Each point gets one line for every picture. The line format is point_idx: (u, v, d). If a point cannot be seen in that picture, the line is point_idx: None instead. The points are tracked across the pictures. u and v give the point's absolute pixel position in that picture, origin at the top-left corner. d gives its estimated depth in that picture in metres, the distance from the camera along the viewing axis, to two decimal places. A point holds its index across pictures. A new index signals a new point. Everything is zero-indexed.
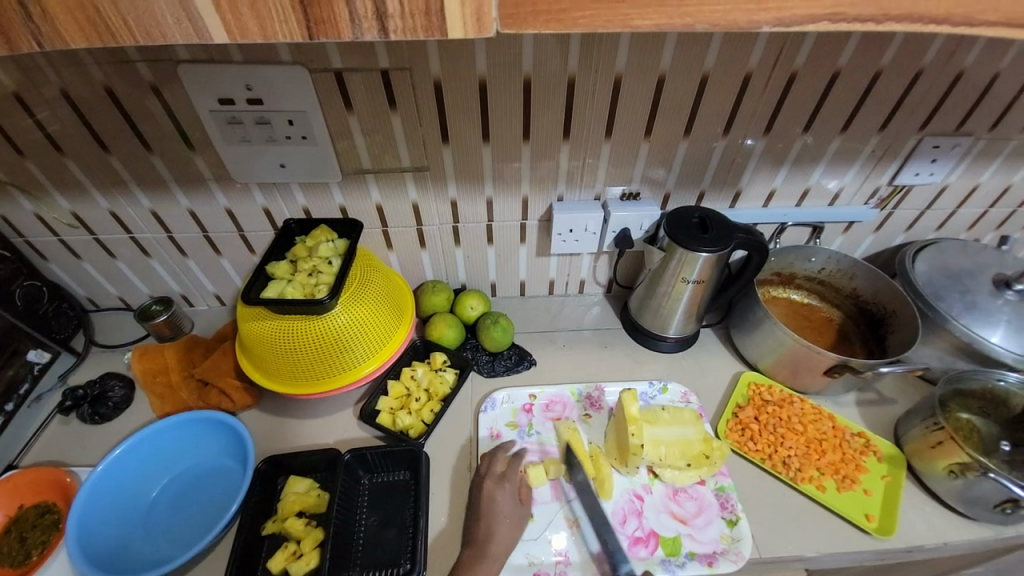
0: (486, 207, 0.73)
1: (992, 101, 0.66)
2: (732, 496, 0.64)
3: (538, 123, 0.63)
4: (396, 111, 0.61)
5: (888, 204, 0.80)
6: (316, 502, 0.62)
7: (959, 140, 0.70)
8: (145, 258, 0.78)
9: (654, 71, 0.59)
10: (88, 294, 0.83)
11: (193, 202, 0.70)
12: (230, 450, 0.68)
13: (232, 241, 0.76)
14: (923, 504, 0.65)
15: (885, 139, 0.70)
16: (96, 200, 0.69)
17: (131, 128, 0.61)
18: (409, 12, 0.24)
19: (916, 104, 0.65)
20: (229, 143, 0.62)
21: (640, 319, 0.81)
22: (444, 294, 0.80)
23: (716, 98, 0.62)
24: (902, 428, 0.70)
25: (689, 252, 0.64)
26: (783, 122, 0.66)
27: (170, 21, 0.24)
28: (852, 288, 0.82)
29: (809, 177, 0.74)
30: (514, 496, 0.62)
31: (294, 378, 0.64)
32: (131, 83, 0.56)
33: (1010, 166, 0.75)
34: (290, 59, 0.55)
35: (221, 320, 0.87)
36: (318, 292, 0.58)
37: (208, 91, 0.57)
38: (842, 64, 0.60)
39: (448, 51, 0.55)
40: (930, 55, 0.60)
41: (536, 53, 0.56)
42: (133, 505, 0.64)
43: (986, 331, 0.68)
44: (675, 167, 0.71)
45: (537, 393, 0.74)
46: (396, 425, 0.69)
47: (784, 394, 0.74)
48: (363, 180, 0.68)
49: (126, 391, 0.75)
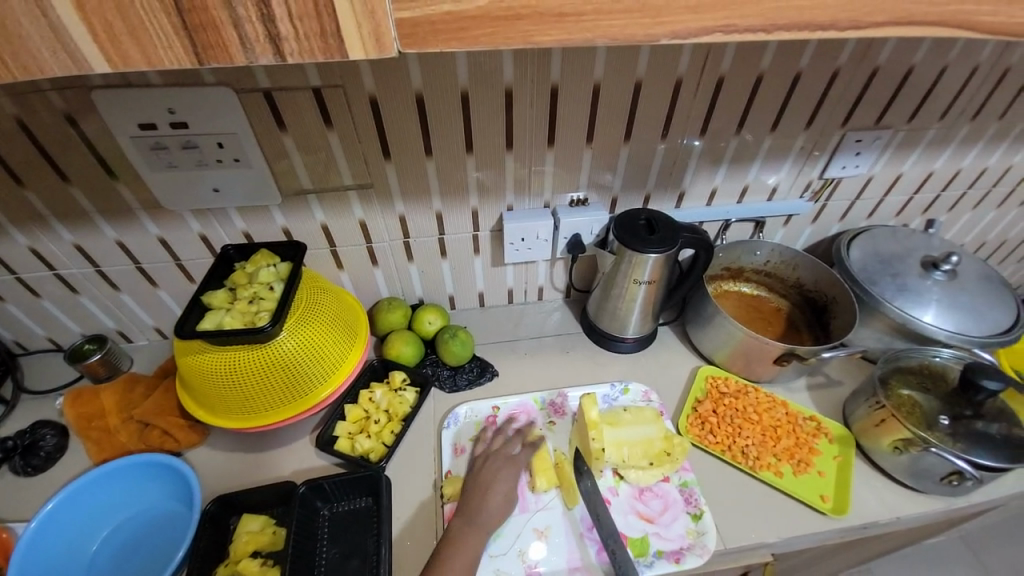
0: (436, 220, 0.73)
1: (904, 96, 0.71)
2: (695, 491, 0.65)
3: (480, 134, 0.63)
4: (332, 129, 0.59)
5: (821, 196, 0.84)
6: (271, 539, 0.60)
7: (879, 133, 0.75)
8: (72, 295, 0.73)
9: (589, 80, 0.60)
10: (13, 337, 0.77)
11: (122, 233, 0.66)
12: (177, 492, 0.64)
13: (169, 271, 0.72)
14: (874, 480, 0.68)
15: (813, 135, 0.73)
16: (12, 236, 0.64)
17: (46, 159, 0.57)
18: (304, 35, 0.23)
19: (836, 101, 0.69)
20: (155, 169, 0.59)
21: (598, 322, 0.82)
22: (401, 310, 0.78)
23: (652, 103, 0.64)
24: (849, 409, 0.73)
25: (638, 253, 0.65)
26: (717, 123, 0.68)
27: (47, 54, 0.22)
28: (796, 277, 0.85)
29: (746, 174, 0.77)
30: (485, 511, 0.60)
31: (242, 410, 0.61)
32: (40, 112, 0.53)
33: (926, 155, 0.81)
34: (215, 80, 0.53)
35: (164, 354, 0.82)
36: (259, 320, 0.56)
37: (127, 118, 0.54)
38: (765, 67, 0.63)
39: (381, 68, 0.54)
40: (844, 55, 0.64)
41: (470, 66, 0.56)
42: (71, 563, 0.59)
43: (918, 311, 0.72)
44: (620, 170, 0.72)
45: (500, 404, 0.74)
46: (355, 451, 0.67)
47: (740, 385, 0.76)
48: (305, 201, 0.66)
49: (59, 439, 0.69)
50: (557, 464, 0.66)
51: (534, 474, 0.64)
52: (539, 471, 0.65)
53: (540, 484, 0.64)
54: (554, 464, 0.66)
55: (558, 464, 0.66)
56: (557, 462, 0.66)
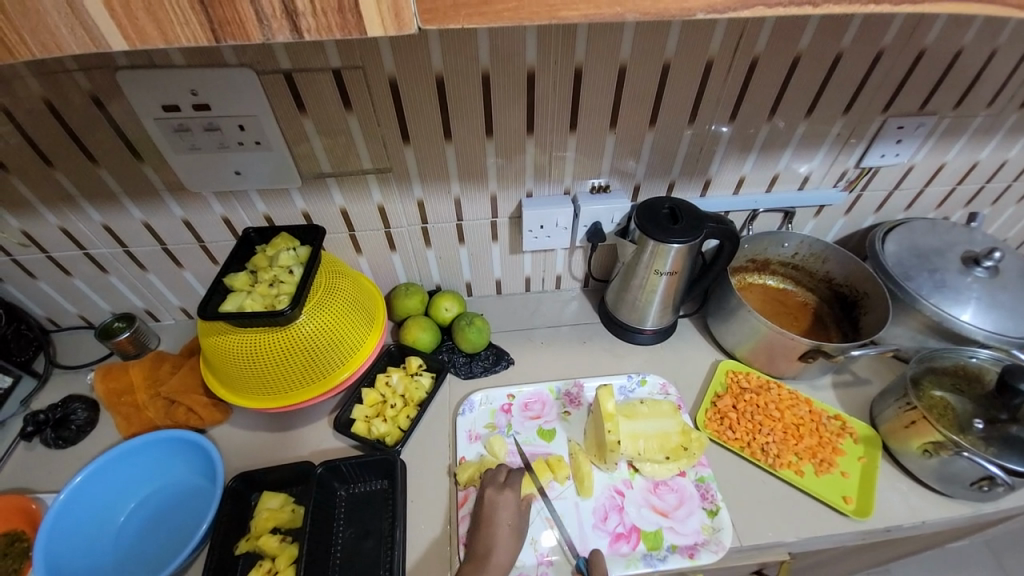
0: (455, 206, 0.72)
1: (952, 80, 0.66)
2: (712, 487, 0.64)
3: (501, 119, 0.62)
4: (351, 111, 0.59)
5: (857, 186, 0.80)
6: (290, 517, 0.61)
7: (923, 120, 0.71)
8: (102, 274, 0.75)
9: (615, 61, 0.58)
10: (47, 313, 0.80)
11: (148, 215, 0.68)
12: (200, 467, 0.66)
13: (193, 252, 0.74)
14: (900, 483, 0.65)
15: (850, 121, 0.69)
16: (44, 216, 0.66)
17: (74, 140, 0.58)
18: (321, 10, 0.23)
19: (878, 85, 0.65)
20: (179, 152, 0.60)
21: (616, 312, 0.80)
22: (418, 296, 0.78)
23: (679, 86, 0.61)
24: (877, 409, 0.70)
25: (661, 243, 0.63)
26: (749, 107, 0.65)
27: (65, 31, 0.22)
28: (825, 271, 0.82)
29: (776, 163, 0.74)
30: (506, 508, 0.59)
31: (262, 392, 0.63)
32: (69, 93, 0.53)
33: (973, 143, 0.76)
34: (236, 61, 0.53)
35: (189, 333, 0.84)
36: (279, 303, 0.57)
37: (151, 98, 0.54)
38: (803, 47, 0.59)
39: (402, 48, 0.53)
40: (890, 35, 0.60)
41: (492, 47, 0.54)
42: (101, 532, 0.62)
43: (956, 309, 0.69)
44: (644, 157, 0.70)
45: (515, 392, 0.73)
46: (371, 434, 0.67)
47: (762, 380, 0.74)
48: (325, 184, 0.67)
49: (90, 414, 0.72)
50: (527, 466, 0.65)
51: (523, 489, 0.62)
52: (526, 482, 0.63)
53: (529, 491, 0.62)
54: (542, 458, 0.66)
55: (527, 466, 0.65)
56: (524, 465, 0.65)
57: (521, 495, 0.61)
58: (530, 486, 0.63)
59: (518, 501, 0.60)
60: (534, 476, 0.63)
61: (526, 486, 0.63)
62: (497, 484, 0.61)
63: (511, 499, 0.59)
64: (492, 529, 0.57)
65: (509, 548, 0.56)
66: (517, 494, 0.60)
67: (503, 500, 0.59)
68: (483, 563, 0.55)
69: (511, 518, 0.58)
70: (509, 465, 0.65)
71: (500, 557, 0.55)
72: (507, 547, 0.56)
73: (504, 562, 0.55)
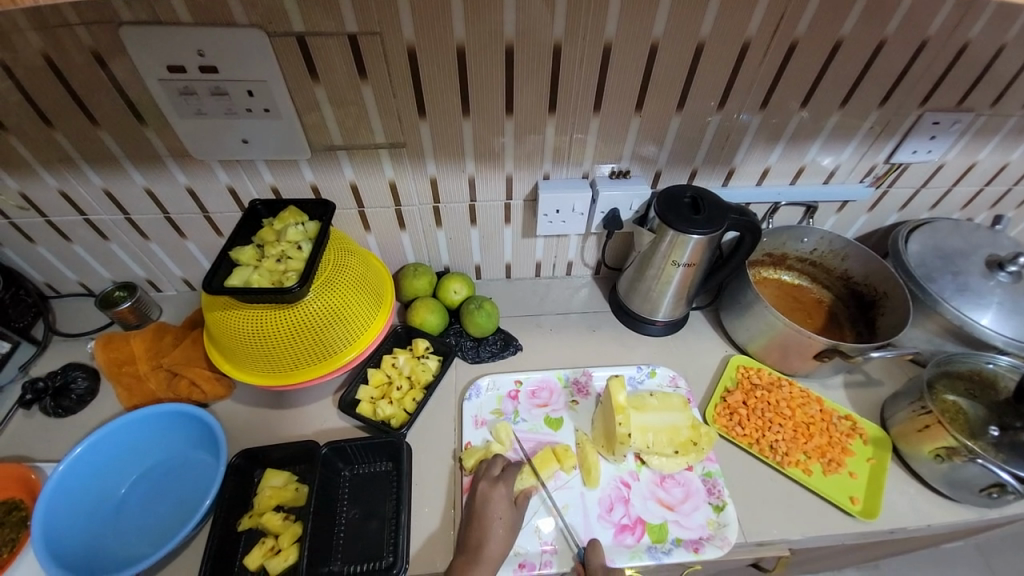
0: (469, 185, 0.69)
1: (996, 75, 0.63)
2: (719, 482, 0.63)
3: (523, 95, 0.59)
4: (366, 81, 0.56)
5: (883, 182, 0.77)
6: (293, 495, 0.60)
7: (960, 116, 0.68)
8: (103, 241, 0.73)
9: (647, 38, 0.55)
10: (46, 278, 0.78)
11: (151, 181, 0.65)
12: (203, 442, 0.65)
13: (197, 223, 0.71)
14: (908, 486, 0.65)
15: (885, 114, 0.67)
16: (43, 178, 0.63)
17: (75, 100, 0.55)
18: None
19: (918, 77, 0.62)
20: (184, 116, 0.57)
21: (629, 302, 0.79)
22: (426, 277, 0.76)
23: (712, 69, 0.58)
24: (888, 411, 0.69)
25: (680, 234, 0.61)
26: (781, 95, 0.62)
27: None
28: (843, 268, 0.80)
29: (804, 155, 0.71)
30: (510, 497, 0.59)
31: (267, 369, 0.61)
32: (70, 49, 0.51)
33: (1008, 143, 0.73)
34: (247, 21, 0.50)
35: (191, 305, 0.83)
36: (287, 280, 0.55)
37: (156, 58, 0.51)
38: (845, 33, 0.56)
39: (422, 15, 0.50)
40: (936, 24, 0.57)
41: (518, 17, 0.51)
42: (102, 503, 0.61)
43: (977, 313, 0.67)
44: (668, 144, 0.67)
45: (522, 379, 0.72)
46: (377, 416, 0.66)
47: (773, 377, 0.73)
48: (336, 158, 0.64)
49: (90, 383, 0.71)
50: (526, 461, 0.63)
51: (519, 483, 0.61)
52: (521, 476, 0.61)
53: (527, 483, 0.61)
54: (546, 447, 0.65)
55: (533, 456, 0.64)
56: (523, 460, 0.63)
57: (518, 489, 0.60)
58: (528, 479, 0.61)
59: (511, 497, 0.59)
60: (534, 469, 0.62)
61: (521, 482, 0.61)
62: (490, 478, 0.60)
63: (504, 494, 0.59)
64: (484, 523, 0.56)
65: (502, 542, 0.55)
66: (510, 489, 0.60)
67: (496, 495, 0.58)
68: (476, 554, 0.54)
69: (505, 512, 0.58)
70: (509, 459, 0.64)
71: (492, 550, 0.54)
72: (500, 540, 0.55)
73: (495, 555, 0.54)
